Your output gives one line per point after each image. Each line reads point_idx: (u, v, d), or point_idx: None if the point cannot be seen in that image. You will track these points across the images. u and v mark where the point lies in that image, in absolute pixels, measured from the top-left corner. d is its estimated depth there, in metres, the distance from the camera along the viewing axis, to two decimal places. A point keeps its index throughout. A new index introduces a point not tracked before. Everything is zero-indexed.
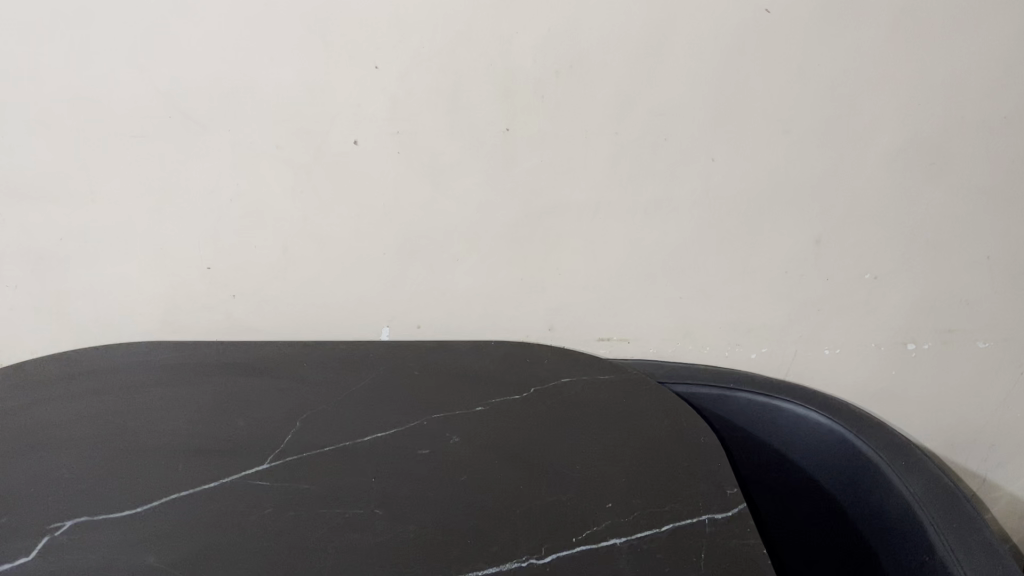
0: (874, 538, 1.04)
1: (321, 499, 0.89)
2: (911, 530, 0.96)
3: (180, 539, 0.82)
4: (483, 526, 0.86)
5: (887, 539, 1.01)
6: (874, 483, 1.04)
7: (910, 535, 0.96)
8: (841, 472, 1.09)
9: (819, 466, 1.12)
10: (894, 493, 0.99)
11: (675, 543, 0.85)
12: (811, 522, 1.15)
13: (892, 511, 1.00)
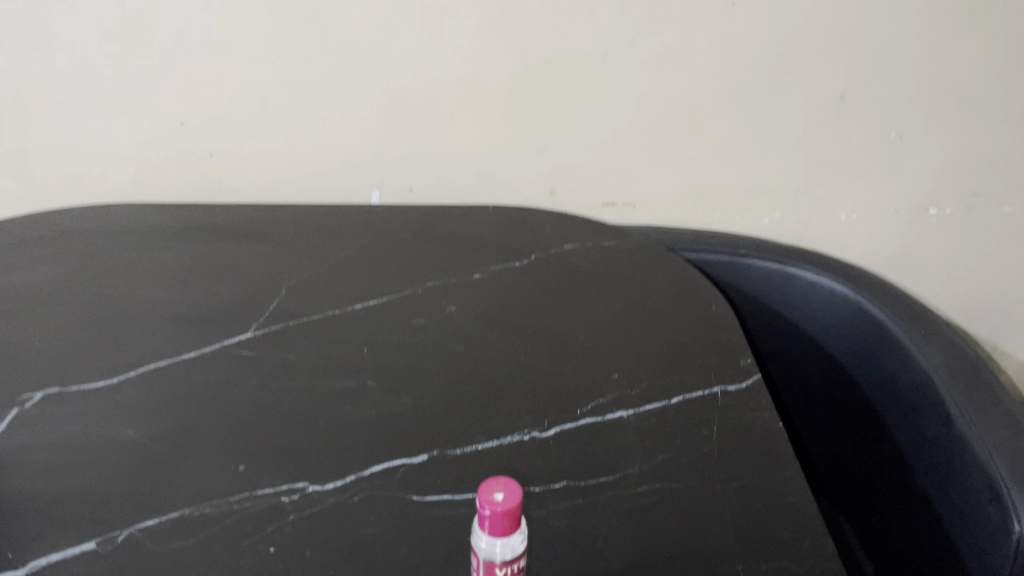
0: (885, 409, 1.00)
1: (309, 371, 0.85)
2: (927, 400, 0.91)
3: (157, 409, 0.79)
4: (475, 394, 0.82)
5: (897, 412, 0.97)
6: (887, 353, 0.99)
7: (924, 404, 0.92)
8: (854, 346, 1.04)
9: (833, 339, 1.07)
10: (910, 362, 0.95)
11: (687, 417, 0.79)
12: (821, 400, 1.11)
13: (906, 382, 0.96)
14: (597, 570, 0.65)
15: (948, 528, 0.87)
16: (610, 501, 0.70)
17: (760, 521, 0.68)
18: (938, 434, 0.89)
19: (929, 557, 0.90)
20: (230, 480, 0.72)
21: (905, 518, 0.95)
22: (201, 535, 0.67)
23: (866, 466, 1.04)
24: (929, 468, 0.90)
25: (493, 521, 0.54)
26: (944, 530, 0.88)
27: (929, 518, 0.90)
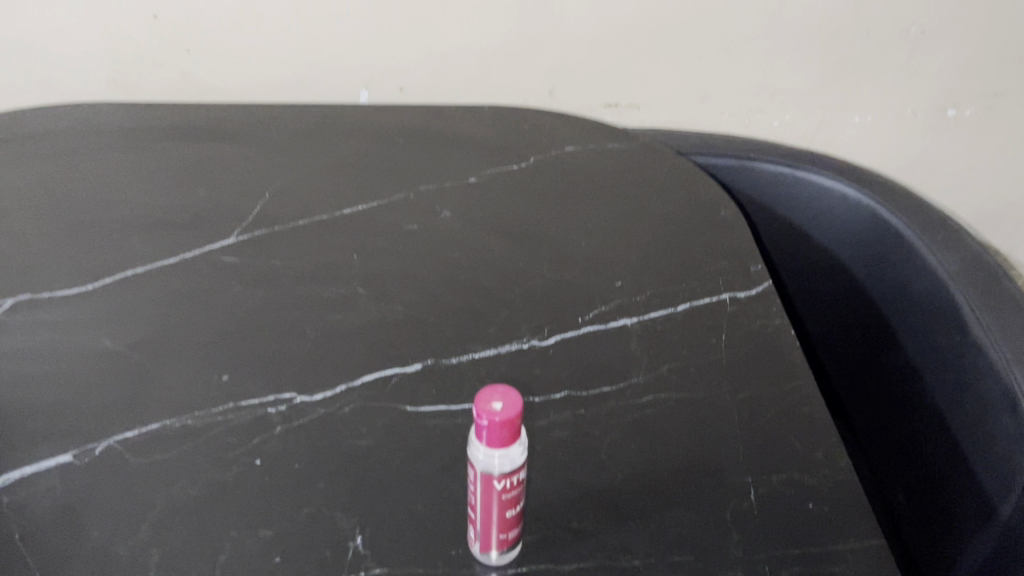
0: (897, 319, 0.96)
1: (296, 279, 0.80)
2: (942, 309, 0.87)
3: (135, 318, 0.75)
4: (471, 302, 0.78)
5: (910, 321, 0.93)
6: (901, 260, 0.94)
7: (939, 312, 0.88)
8: (867, 253, 1.00)
9: (845, 247, 1.03)
10: (925, 270, 0.90)
11: (694, 325, 0.75)
12: (831, 310, 1.07)
13: (920, 290, 0.91)
14: (599, 483, 0.62)
15: (957, 437, 0.84)
16: (612, 412, 0.67)
17: (769, 432, 0.65)
18: (952, 343, 0.85)
19: (935, 466, 0.88)
20: (213, 390, 0.68)
21: (911, 428, 0.93)
22: (182, 448, 0.64)
23: (873, 378, 1.01)
24: (940, 376, 0.87)
25: (491, 432, 0.51)
26: (953, 439, 0.85)
27: (937, 427, 0.87)
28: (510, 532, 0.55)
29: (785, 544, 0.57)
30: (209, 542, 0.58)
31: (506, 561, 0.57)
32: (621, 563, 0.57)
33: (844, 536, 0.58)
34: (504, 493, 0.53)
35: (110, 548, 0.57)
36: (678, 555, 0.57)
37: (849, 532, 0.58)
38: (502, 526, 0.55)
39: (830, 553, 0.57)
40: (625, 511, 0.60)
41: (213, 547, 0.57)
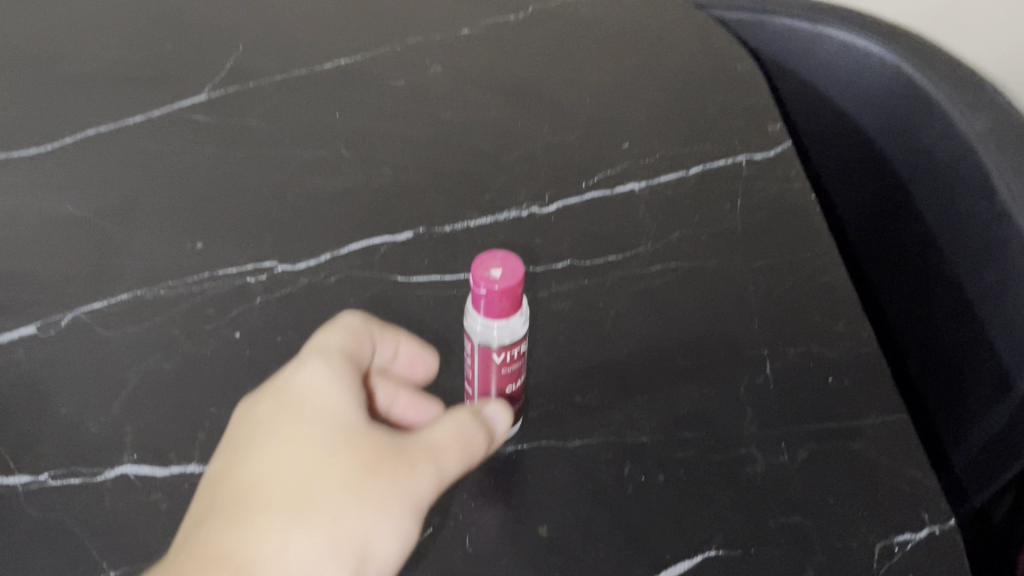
0: (921, 185, 0.87)
1: (273, 139, 0.73)
2: (966, 174, 0.78)
3: (100, 181, 0.69)
4: (465, 165, 0.71)
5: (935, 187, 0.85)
6: (925, 120, 0.85)
7: (963, 178, 0.78)
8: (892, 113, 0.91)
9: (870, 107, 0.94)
10: (949, 131, 0.80)
11: (708, 189, 0.68)
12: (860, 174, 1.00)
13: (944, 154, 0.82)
14: (605, 358, 0.57)
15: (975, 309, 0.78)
16: (618, 283, 0.62)
17: (787, 304, 0.60)
18: (977, 212, 0.76)
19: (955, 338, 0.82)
20: (187, 258, 0.63)
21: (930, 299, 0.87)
22: (157, 319, 0.59)
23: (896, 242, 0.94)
24: (959, 242, 0.81)
25: (490, 303, 0.46)
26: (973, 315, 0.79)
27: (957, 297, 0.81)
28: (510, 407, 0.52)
29: (803, 420, 0.54)
30: (187, 419, 0.54)
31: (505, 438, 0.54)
32: (628, 440, 0.53)
33: (867, 412, 0.54)
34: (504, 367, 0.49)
35: (81, 424, 0.53)
36: (688, 431, 0.53)
37: (871, 406, 0.54)
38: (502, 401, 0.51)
39: (850, 429, 0.53)
40: (631, 386, 0.56)
41: (192, 424, 0.54)
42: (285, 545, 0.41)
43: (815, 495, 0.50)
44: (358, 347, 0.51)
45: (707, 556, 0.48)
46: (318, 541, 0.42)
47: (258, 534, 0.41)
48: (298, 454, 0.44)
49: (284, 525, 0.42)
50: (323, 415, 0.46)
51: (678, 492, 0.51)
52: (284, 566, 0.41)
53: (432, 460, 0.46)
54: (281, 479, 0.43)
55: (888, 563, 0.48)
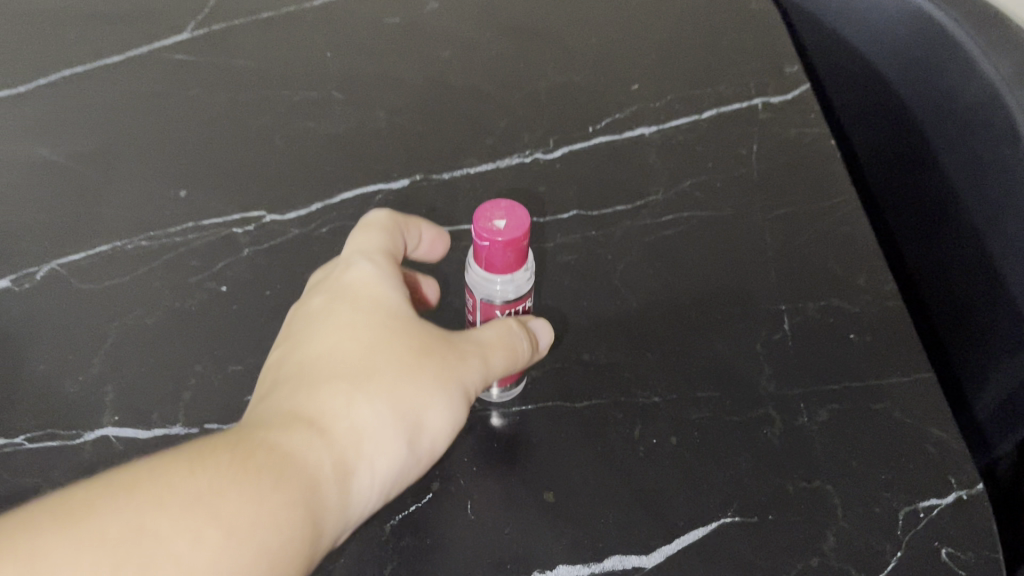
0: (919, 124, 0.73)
1: (260, 80, 0.69)
2: (978, 108, 0.64)
3: (77, 124, 0.65)
4: (465, 108, 0.67)
5: (936, 127, 0.71)
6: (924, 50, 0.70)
7: (976, 113, 0.64)
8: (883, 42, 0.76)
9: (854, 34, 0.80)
10: (955, 59, 0.66)
11: (723, 134, 0.65)
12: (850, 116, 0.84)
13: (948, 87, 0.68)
14: (613, 314, 0.54)
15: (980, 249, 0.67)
16: (627, 234, 0.58)
17: (807, 256, 0.57)
18: (994, 152, 0.63)
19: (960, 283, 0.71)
20: (170, 207, 0.60)
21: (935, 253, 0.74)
22: (138, 272, 0.56)
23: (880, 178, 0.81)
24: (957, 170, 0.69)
25: (493, 255, 0.43)
26: (994, 268, 0.66)
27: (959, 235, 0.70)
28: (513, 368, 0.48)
29: (824, 380, 0.51)
30: (171, 377, 0.51)
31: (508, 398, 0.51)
32: (639, 400, 0.50)
33: (891, 370, 0.51)
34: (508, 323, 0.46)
35: (60, 383, 0.50)
36: (702, 391, 0.50)
37: (896, 364, 0.51)
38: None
39: (874, 389, 0.50)
40: (642, 344, 0.53)
41: (177, 383, 0.51)
42: (350, 411, 0.38)
43: (837, 458, 0.48)
44: (395, 244, 0.48)
45: (723, 522, 0.45)
46: (382, 408, 0.39)
47: (319, 400, 0.38)
48: (357, 330, 0.41)
49: (346, 392, 0.39)
50: (377, 296, 0.43)
51: (691, 455, 0.48)
52: (354, 429, 0.38)
53: (481, 354, 0.43)
54: (343, 354, 0.40)
55: (914, 530, 0.45)
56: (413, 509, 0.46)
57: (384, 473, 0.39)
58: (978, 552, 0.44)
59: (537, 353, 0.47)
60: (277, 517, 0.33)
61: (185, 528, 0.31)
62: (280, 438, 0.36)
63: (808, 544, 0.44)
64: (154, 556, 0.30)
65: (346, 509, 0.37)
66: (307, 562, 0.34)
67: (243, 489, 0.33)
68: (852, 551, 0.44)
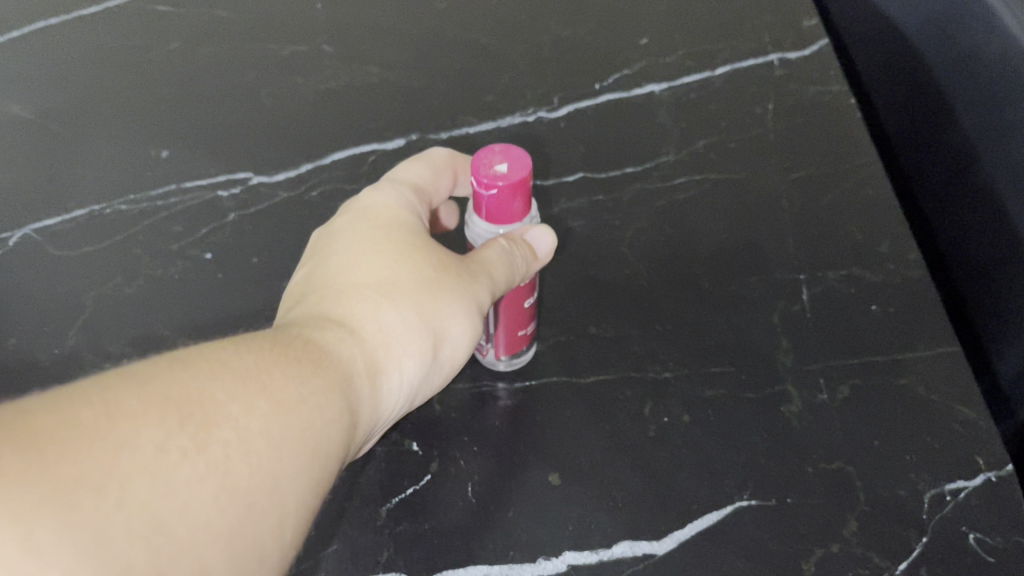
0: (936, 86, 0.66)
1: (246, 33, 0.65)
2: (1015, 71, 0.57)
3: (51, 80, 0.61)
4: (464, 64, 0.63)
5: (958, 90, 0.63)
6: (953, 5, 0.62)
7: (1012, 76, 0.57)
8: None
9: None
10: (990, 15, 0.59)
11: (737, 91, 0.60)
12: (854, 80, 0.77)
13: (979, 46, 0.60)
14: (623, 284, 0.52)
15: (1000, 204, 0.61)
16: (636, 199, 0.55)
17: (826, 222, 0.53)
18: None
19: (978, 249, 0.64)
20: (151, 168, 0.56)
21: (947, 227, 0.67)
22: (118, 238, 0.53)
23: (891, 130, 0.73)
24: (976, 114, 0.62)
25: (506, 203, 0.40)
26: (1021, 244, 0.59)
27: (974, 186, 0.63)
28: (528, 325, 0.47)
29: (845, 352, 0.48)
30: (152, 348, 0.48)
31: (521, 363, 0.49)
32: (650, 375, 0.48)
33: (916, 342, 0.48)
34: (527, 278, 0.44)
35: (33, 354, 0.47)
36: (716, 365, 0.48)
37: (921, 336, 0.48)
38: (523, 319, 0.46)
39: (898, 363, 0.47)
40: (653, 315, 0.50)
41: (158, 355, 0.48)
42: (377, 315, 0.37)
43: (859, 436, 0.45)
44: (435, 182, 0.45)
45: (738, 506, 0.43)
46: (410, 313, 0.37)
47: (346, 304, 0.37)
48: (387, 239, 0.39)
49: (373, 296, 0.37)
50: (400, 212, 0.41)
51: (705, 434, 0.45)
52: (383, 332, 0.37)
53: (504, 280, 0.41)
54: (373, 261, 0.39)
55: (939, 513, 0.42)
56: (411, 492, 0.43)
57: (410, 377, 0.38)
58: (1009, 536, 0.41)
59: (534, 263, 0.42)
60: (320, 398, 0.32)
61: (238, 397, 0.29)
62: (311, 333, 0.35)
63: (829, 528, 0.42)
64: (217, 417, 0.28)
65: (375, 406, 0.36)
66: (343, 451, 0.33)
67: (287, 370, 0.32)
68: (876, 536, 0.41)
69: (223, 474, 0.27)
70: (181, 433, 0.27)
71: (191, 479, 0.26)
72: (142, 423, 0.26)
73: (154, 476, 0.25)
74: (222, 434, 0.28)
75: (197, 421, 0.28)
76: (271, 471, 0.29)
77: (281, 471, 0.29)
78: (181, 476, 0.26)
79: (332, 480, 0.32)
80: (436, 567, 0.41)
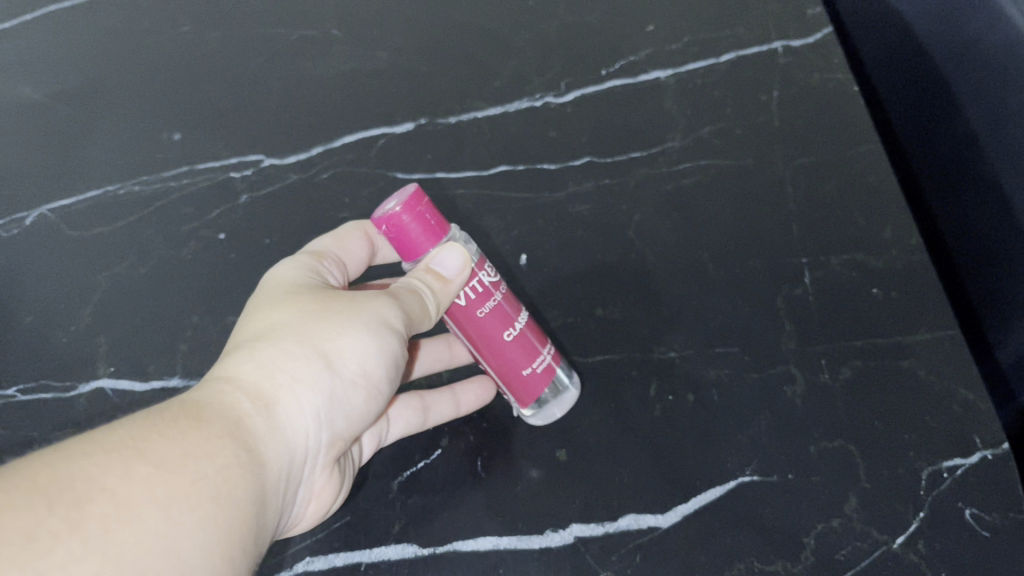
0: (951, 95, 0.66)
1: (255, 17, 0.65)
2: None
3: (63, 62, 0.62)
4: (472, 48, 0.63)
5: (974, 97, 0.63)
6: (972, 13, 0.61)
7: None
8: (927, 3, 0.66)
9: None
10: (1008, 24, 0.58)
11: (742, 77, 0.60)
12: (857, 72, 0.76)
13: (997, 53, 0.60)
14: (628, 268, 0.53)
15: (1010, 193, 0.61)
16: (643, 184, 0.56)
17: (832, 205, 0.54)
18: None
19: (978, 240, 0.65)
20: (163, 150, 0.57)
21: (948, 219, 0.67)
22: (132, 220, 0.54)
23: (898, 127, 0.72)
24: (983, 105, 0.62)
25: (409, 231, 0.41)
26: None
27: (983, 182, 0.64)
28: (536, 361, 0.45)
29: (848, 333, 0.49)
30: (167, 326, 0.49)
31: (569, 405, 0.47)
32: (656, 356, 0.49)
33: (919, 325, 0.48)
34: (492, 307, 0.44)
35: (50, 333, 0.49)
36: (721, 346, 0.49)
37: (923, 318, 0.48)
38: (524, 355, 0.45)
39: (899, 346, 0.48)
40: (658, 299, 0.51)
41: (173, 332, 0.49)
42: (254, 357, 0.37)
43: (860, 417, 0.46)
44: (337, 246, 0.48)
45: (740, 482, 0.44)
46: (287, 346, 0.38)
47: (229, 359, 0.38)
48: (266, 302, 0.41)
49: (252, 346, 0.38)
50: (285, 277, 0.43)
51: (711, 413, 0.46)
52: (268, 371, 0.37)
53: (394, 297, 0.41)
54: (257, 322, 0.40)
55: (937, 490, 0.43)
56: (422, 467, 0.46)
57: (313, 403, 0.37)
58: (1006, 514, 0.42)
59: (448, 286, 0.41)
60: (204, 449, 0.32)
61: (112, 467, 0.29)
62: (190, 395, 0.35)
63: (829, 504, 0.43)
64: (87, 492, 0.28)
65: (278, 437, 0.36)
66: (254, 493, 0.33)
67: (165, 431, 0.32)
68: (875, 513, 0.43)
69: (108, 544, 0.27)
70: (50, 516, 0.27)
71: (65, 561, 0.26)
72: (12, 515, 0.26)
73: (23, 567, 0.25)
74: (97, 507, 0.28)
75: (66, 500, 0.28)
76: (159, 536, 0.29)
77: (172, 529, 0.29)
78: (57, 559, 0.26)
79: (245, 524, 0.33)
80: (446, 539, 0.43)
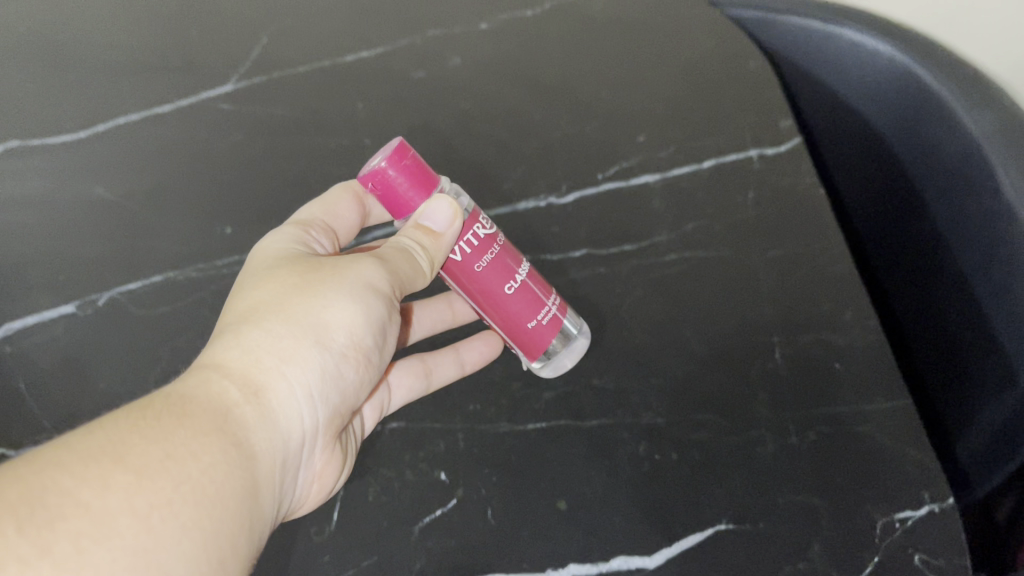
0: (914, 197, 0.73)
1: (295, 126, 0.74)
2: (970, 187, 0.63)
3: (130, 165, 0.71)
4: (485, 155, 0.71)
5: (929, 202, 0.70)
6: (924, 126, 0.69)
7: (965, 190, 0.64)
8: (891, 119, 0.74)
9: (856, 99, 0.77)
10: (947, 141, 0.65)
11: (723, 180, 0.68)
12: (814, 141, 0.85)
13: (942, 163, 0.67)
14: (620, 344, 0.60)
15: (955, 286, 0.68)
16: (634, 271, 0.64)
17: (800, 291, 0.61)
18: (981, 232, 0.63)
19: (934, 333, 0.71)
20: (217, 242, 0.66)
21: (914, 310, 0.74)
22: (189, 300, 0.62)
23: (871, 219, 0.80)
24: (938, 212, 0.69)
25: (398, 186, 0.48)
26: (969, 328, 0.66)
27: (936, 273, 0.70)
28: (541, 314, 0.54)
29: (813, 400, 0.55)
30: None
31: (580, 351, 0.58)
32: (645, 422, 0.56)
33: (875, 395, 0.55)
34: (490, 259, 0.51)
35: (121, 399, 0.58)
36: (702, 413, 0.56)
37: (880, 390, 0.55)
38: (529, 306, 0.53)
39: (858, 413, 0.54)
40: (646, 370, 0.58)
41: None
42: (240, 342, 0.43)
43: (822, 474, 0.52)
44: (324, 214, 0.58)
45: (717, 529, 0.50)
46: (273, 328, 0.44)
47: (217, 342, 0.44)
48: (250, 288, 0.47)
49: (238, 331, 0.44)
50: (270, 264, 0.49)
51: (693, 471, 0.53)
52: (252, 358, 0.43)
53: (382, 261, 0.49)
54: (240, 308, 0.46)
55: (889, 538, 0.49)
56: (439, 514, 0.52)
57: (303, 372, 0.44)
58: (950, 559, 0.48)
59: (440, 237, 0.48)
60: (183, 452, 0.37)
61: (89, 479, 0.33)
62: (179, 387, 0.41)
63: (795, 549, 0.50)
64: (61, 511, 0.32)
65: (266, 416, 0.42)
66: (236, 492, 0.38)
67: (147, 433, 0.36)
68: (834, 557, 0.49)
69: (82, 561, 0.31)
70: (22, 537, 0.30)
71: None
72: None
73: None
74: (70, 524, 0.31)
75: (37, 521, 0.31)
76: (135, 548, 0.33)
77: (152, 539, 0.33)
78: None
79: (224, 527, 0.37)
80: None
